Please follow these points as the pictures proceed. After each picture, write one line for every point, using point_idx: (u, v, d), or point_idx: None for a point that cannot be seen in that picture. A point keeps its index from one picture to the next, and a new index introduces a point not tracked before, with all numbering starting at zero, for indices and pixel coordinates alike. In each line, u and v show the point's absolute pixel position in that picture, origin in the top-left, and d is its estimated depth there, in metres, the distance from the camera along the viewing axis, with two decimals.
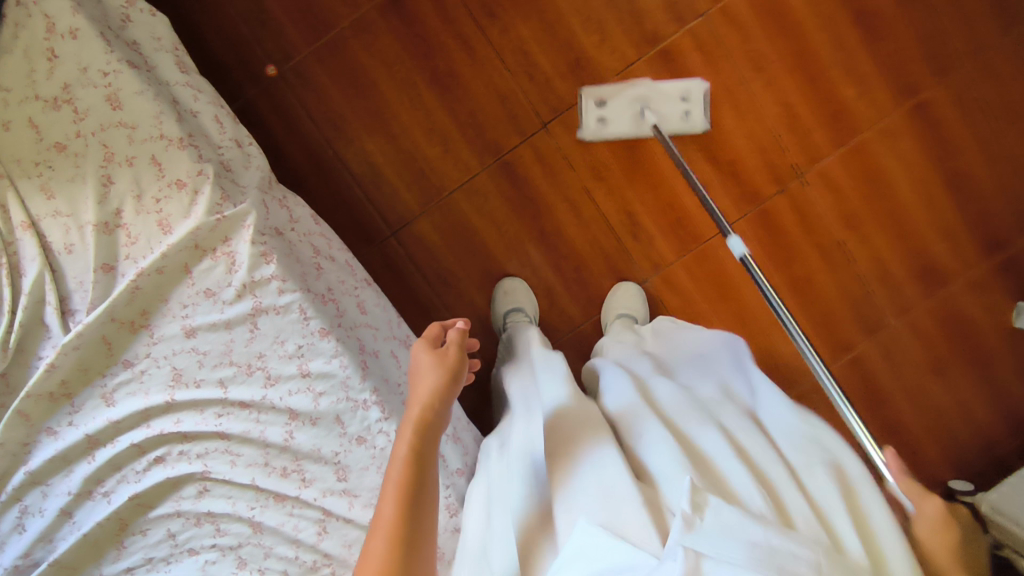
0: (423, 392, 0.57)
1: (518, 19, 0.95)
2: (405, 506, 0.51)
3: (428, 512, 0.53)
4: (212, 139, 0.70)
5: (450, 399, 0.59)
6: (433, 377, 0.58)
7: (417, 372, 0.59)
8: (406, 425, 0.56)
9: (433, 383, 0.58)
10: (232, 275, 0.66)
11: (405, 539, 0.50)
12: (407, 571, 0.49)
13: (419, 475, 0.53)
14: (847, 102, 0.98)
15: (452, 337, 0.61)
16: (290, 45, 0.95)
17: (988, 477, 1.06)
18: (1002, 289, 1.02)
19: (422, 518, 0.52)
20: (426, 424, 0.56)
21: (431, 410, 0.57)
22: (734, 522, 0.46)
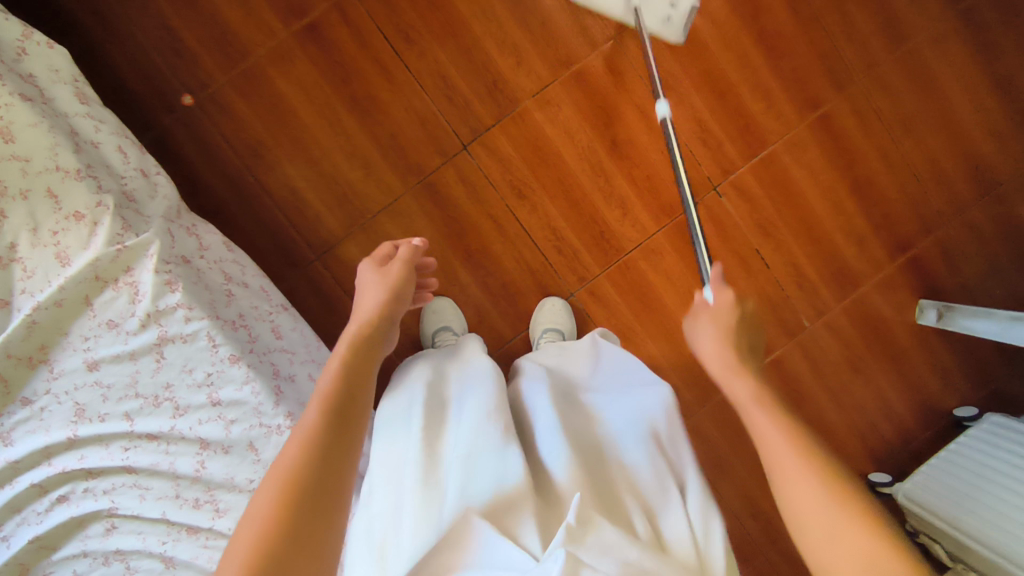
0: (367, 307, 0.59)
1: (434, 45, 0.97)
2: (329, 412, 0.49)
3: (356, 421, 0.50)
4: (115, 169, 0.71)
5: (393, 318, 0.59)
6: (378, 294, 0.60)
7: (366, 288, 0.61)
8: (343, 338, 0.55)
9: (377, 296, 0.59)
10: (135, 305, 0.66)
11: (325, 441, 0.48)
12: (326, 455, 0.47)
13: (353, 384, 0.52)
14: (754, 117, 1.03)
15: (402, 253, 0.64)
16: (207, 74, 0.95)
17: (908, 468, 1.11)
18: (909, 289, 1.08)
19: (350, 426, 0.50)
20: (363, 339, 0.56)
21: (372, 325, 0.57)
22: (612, 542, 0.51)
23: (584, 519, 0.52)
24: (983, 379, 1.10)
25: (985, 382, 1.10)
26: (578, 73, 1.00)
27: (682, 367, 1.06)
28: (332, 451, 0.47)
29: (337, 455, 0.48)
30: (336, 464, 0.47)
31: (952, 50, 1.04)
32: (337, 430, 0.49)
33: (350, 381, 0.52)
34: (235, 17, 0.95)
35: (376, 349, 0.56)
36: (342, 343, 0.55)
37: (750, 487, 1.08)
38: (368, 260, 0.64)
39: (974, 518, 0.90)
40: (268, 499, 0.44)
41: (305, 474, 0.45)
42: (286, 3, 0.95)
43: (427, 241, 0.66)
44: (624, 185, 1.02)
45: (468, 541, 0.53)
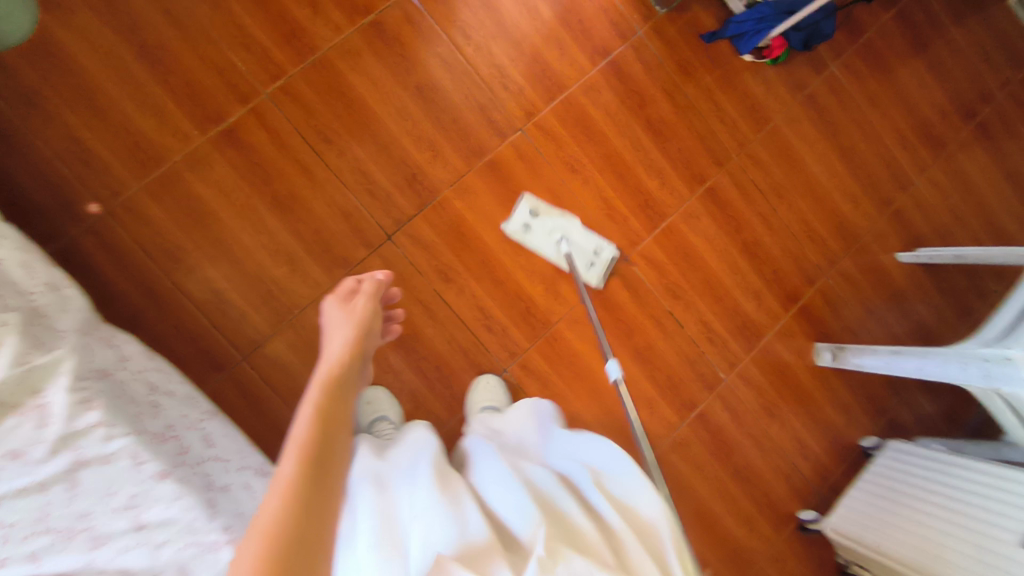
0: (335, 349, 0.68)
1: (353, 143, 1.02)
2: (317, 434, 0.55)
3: (339, 444, 0.56)
4: (20, 286, 0.67)
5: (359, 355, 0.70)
6: (345, 336, 0.70)
7: (333, 332, 0.72)
8: (320, 375, 0.63)
9: (344, 337, 0.70)
10: (44, 429, 0.59)
11: (315, 460, 0.52)
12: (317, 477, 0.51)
13: (326, 414, 0.58)
14: (652, 192, 1.14)
15: (367, 287, 0.77)
16: (118, 181, 0.93)
17: (830, 502, 1.19)
18: (806, 335, 1.20)
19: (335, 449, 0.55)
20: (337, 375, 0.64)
21: (343, 364, 0.66)
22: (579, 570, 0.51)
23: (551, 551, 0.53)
24: (878, 410, 1.22)
25: (880, 412, 1.22)
26: (491, 163, 1.07)
27: (617, 431, 1.09)
28: (323, 468, 0.52)
29: (322, 483, 0.51)
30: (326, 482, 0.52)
31: (806, 128, 1.22)
32: (324, 449, 0.54)
33: (332, 408, 0.58)
34: (148, 126, 0.95)
35: (348, 384, 0.64)
36: (317, 380, 0.62)
37: (695, 541, 1.11)
38: (330, 303, 0.76)
39: (898, 543, 0.98)
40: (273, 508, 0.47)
41: (302, 488, 0.49)
42: (201, 111, 0.97)
43: (385, 278, 0.80)
44: (544, 261, 1.09)
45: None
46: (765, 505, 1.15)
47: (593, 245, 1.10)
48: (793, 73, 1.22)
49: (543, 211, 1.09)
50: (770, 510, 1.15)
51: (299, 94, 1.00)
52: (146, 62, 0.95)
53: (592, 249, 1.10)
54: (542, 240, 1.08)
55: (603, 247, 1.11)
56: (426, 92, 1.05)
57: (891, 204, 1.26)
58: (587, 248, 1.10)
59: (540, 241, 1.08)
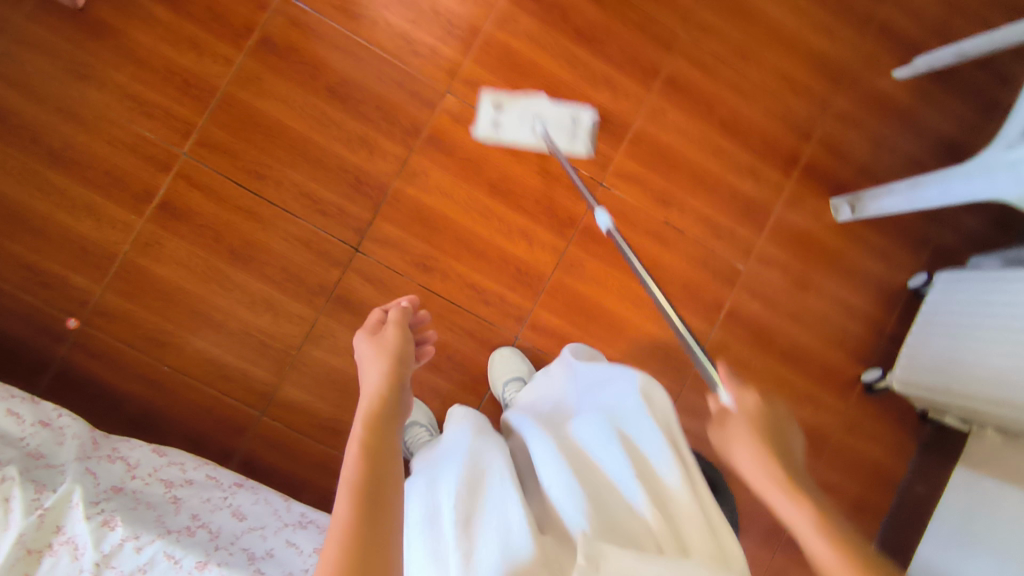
0: (373, 379, 0.57)
1: (286, 169, 0.97)
2: (365, 496, 0.47)
3: (394, 497, 0.48)
4: (10, 435, 0.67)
5: (402, 383, 0.58)
6: (382, 365, 0.58)
7: (365, 365, 0.60)
8: (358, 416, 0.52)
9: (383, 366, 0.58)
10: (79, 561, 0.62)
11: (366, 532, 0.45)
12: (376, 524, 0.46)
13: (376, 451, 0.50)
14: (606, 105, 1.05)
15: (393, 315, 0.64)
16: (82, 290, 0.93)
17: (892, 354, 1.12)
18: (816, 194, 1.11)
19: (388, 508, 0.47)
20: (380, 412, 0.53)
21: (383, 397, 0.55)
22: None
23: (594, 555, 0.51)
24: (918, 243, 1.13)
25: (921, 246, 1.13)
26: (429, 137, 1.01)
27: (649, 357, 1.06)
28: (376, 535, 0.45)
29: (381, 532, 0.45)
30: (381, 555, 0.44)
31: None
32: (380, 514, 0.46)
33: (379, 452, 0.50)
34: (86, 227, 0.93)
35: (394, 421, 0.54)
36: (358, 422, 0.52)
37: None
38: (359, 330, 0.64)
39: (963, 379, 0.92)
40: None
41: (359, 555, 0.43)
42: (129, 193, 0.94)
43: (415, 299, 0.69)
44: (517, 216, 1.03)
45: None
46: (824, 379, 1.10)
47: (567, 114, 1.04)
48: None
49: (505, 104, 1.03)
50: (830, 382, 1.10)
51: (215, 140, 0.96)
52: (59, 166, 0.92)
53: (568, 116, 1.04)
54: (517, 130, 1.03)
55: (579, 112, 1.04)
56: (338, 90, 0.99)
57: (871, 20, 1.12)
58: (563, 119, 1.04)
59: (514, 132, 1.03)
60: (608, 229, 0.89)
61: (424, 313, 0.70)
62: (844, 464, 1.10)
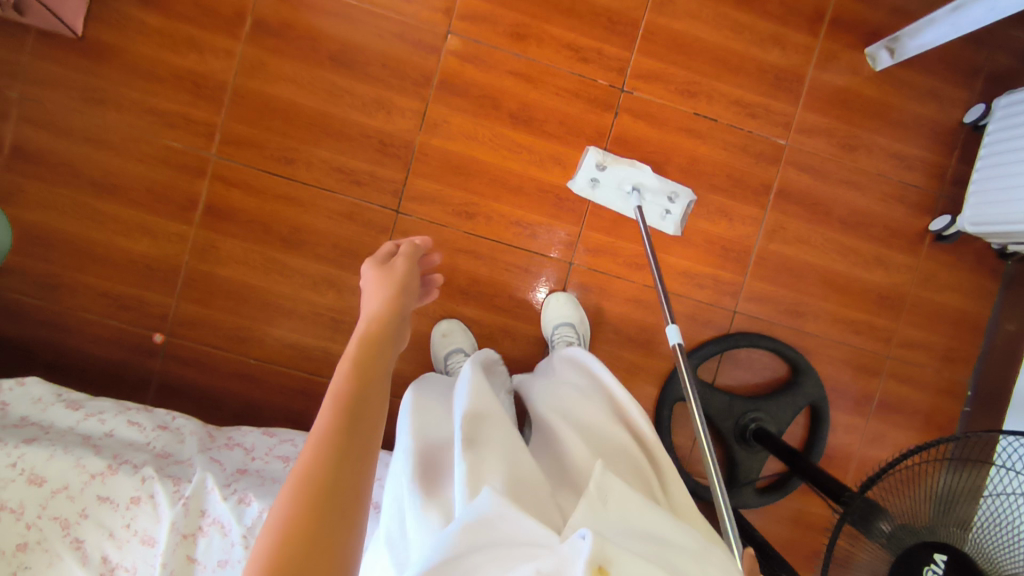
0: (376, 303, 0.59)
1: (312, 148, 0.99)
2: (346, 402, 0.47)
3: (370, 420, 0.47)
4: (139, 442, 0.74)
5: (401, 311, 0.59)
6: (384, 292, 0.61)
7: (371, 289, 0.63)
8: (356, 333, 0.54)
9: (387, 291, 0.61)
10: (229, 536, 0.68)
11: (343, 440, 0.44)
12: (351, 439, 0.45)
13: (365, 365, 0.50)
14: (610, 6, 1.01)
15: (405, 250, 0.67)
16: (158, 305, 0.99)
17: (959, 196, 1.07)
18: (849, 47, 1.04)
19: (370, 421, 0.47)
20: (376, 332, 0.55)
21: (379, 320, 0.56)
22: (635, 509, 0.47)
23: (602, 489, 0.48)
24: (969, 73, 1.06)
25: (973, 77, 1.06)
26: (441, 83, 1.00)
27: (705, 254, 1.05)
28: (352, 442, 0.45)
29: (360, 440, 0.45)
30: (356, 462, 0.44)
31: None
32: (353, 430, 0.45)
33: (366, 369, 0.50)
34: (145, 246, 0.98)
35: (390, 341, 0.55)
36: (354, 338, 0.54)
37: (835, 309, 1.06)
38: (368, 260, 0.67)
39: None
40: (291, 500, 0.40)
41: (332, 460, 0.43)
42: (175, 205, 0.98)
43: (427, 239, 0.71)
44: (546, 143, 1.02)
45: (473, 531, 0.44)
46: (890, 236, 1.06)
47: (667, 191, 1.02)
48: None
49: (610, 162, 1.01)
50: (897, 239, 1.06)
51: (239, 136, 0.98)
52: (105, 195, 0.96)
53: (666, 196, 1.02)
54: (612, 195, 1.02)
55: (678, 191, 1.02)
56: (342, 57, 0.98)
57: None
58: (660, 194, 1.02)
59: (607, 195, 1.02)
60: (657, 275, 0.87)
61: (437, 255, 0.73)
62: (926, 317, 1.07)
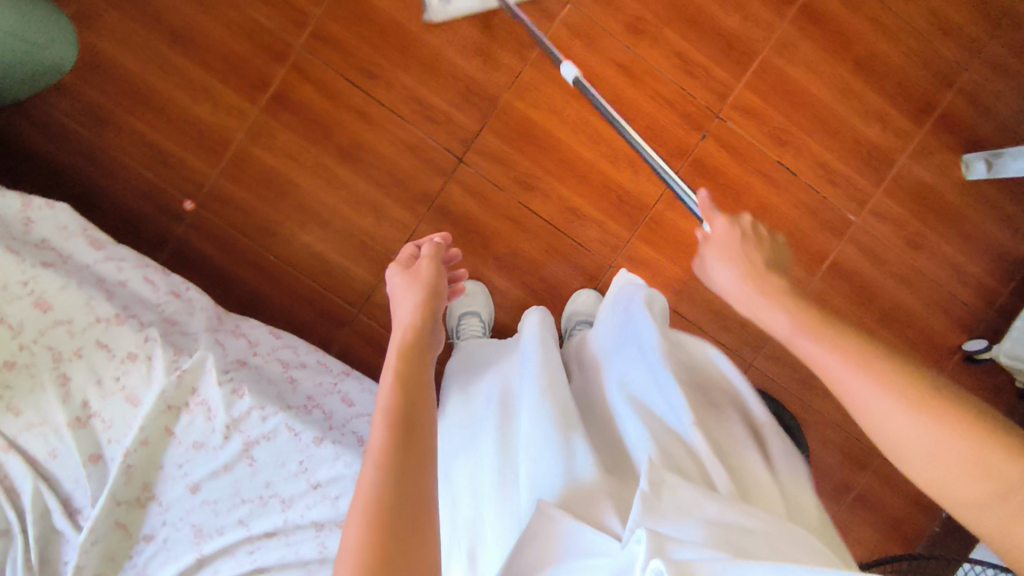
0: (406, 316, 0.61)
1: (399, 71, 0.96)
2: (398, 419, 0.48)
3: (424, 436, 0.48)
4: (150, 300, 0.72)
5: (433, 316, 0.63)
6: (415, 298, 0.64)
7: (400, 298, 0.65)
8: (393, 345, 0.56)
9: (414, 301, 0.63)
10: (212, 421, 0.68)
11: (402, 449, 0.46)
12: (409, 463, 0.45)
13: (411, 392, 0.51)
14: (733, 31, 0.99)
15: (425, 251, 0.70)
16: (198, 174, 0.97)
17: (999, 326, 1.07)
18: (945, 148, 1.03)
19: (423, 432, 0.48)
20: (411, 343, 0.57)
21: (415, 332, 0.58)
22: (691, 502, 0.47)
23: (655, 481, 0.47)
24: None
25: None
26: (544, 50, 0.98)
27: (741, 301, 1.04)
28: (408, 453, 0.46)
29: (416, 460, 0.46)
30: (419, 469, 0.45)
31: None
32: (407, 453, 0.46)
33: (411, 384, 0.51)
34: (205, 112, 0.95)
35: (425, 351, 0.57)
36: (392, 350, 0.55)
37: None
38: (394, 265, 0.70)
39: None
40: (366, 501, 0.43)
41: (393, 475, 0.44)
42: (247, 82, 0.95)
43: (445, 238, 0.72)
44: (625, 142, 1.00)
45: (549, 541, 0.48)
46: (921, 344, 1.06)
47: None
48: None
49: None
50: (927, 348, 1.06)
51: (331, 35, 0.95)
52: (182, 49, 0.94)
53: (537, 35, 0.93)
54: None
55: None
56: None
57: None
58: None
59: None
60: (573, 78, 0.87)
61: (458, 252, 0.76)
62: None
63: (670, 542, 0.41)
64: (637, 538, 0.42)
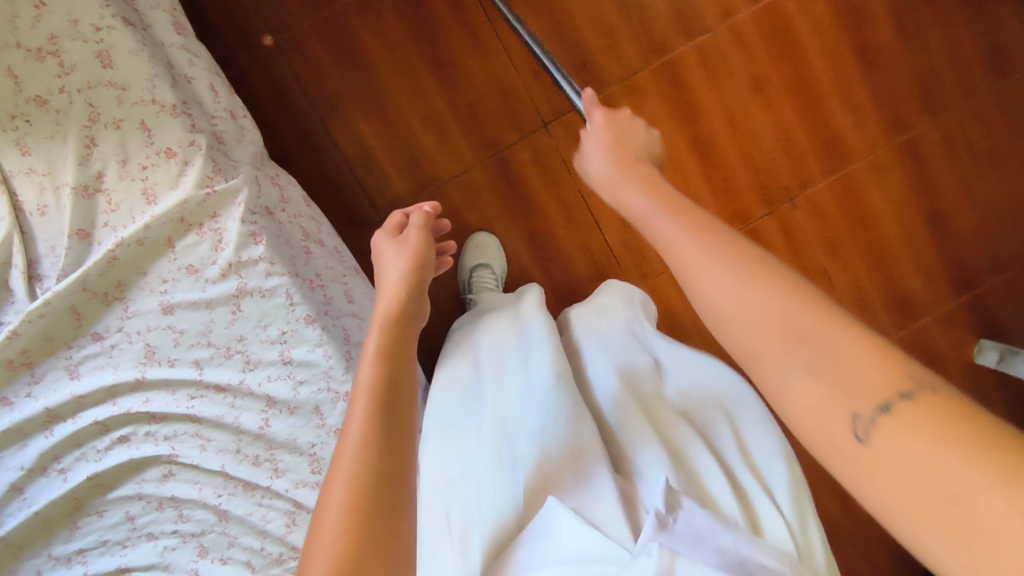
0: (392, 284, 0.54)
1: (528, 16, 0.94)
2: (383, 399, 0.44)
3: (406, 415, 0.45)
4: (206, 108, 0.68)
5: (421, 288, 0.55)
6: (402, 266, 0.56)
7: (385, 265, 0.57)
8: (377, 316, 0.50)
9: (400, 270, 0.55)
10: (217, 253, 0.64)
11: (383, 437, 0.42)
12: (391, 451, 0.42)
13: (397, 367, 0.47)
14: (841, 132, 1.00)
15: (415, 220, 0.61)
16: (291, 16, 0.92)
17: None
18: (969, 326, 1.06)
19: (403, 410, 0.45)
20: (397, 312, 0.51)
21: (405, 299, 0.53)
22: (707, 529, 0.46)
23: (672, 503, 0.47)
24: None
25: None
26: (669, 64, 0.97)
27: None
28: (387, 433, 0.43)
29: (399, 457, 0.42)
30: (399, 449, 0.42)
31: None
32: (391, 445, 0.42)
33: (397, 358, 0.47)
34: None
35: (412, 323, 0.52)
36: (376, 321, 0.50)
37: None
38: (380, 231, 0.61)
39: None
40: (345, 488, 0.39)
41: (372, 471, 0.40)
42: None
43: (437, 205, 0.64)
44: (698, 184, 1.00)
45: (558, 532, 0.49)
46: None
47: None
48: None
49: None
50: None
51: None
52: None
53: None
54: None
55: None
56: None
57: None
58: None
59: None
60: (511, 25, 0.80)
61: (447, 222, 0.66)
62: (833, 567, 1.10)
63: (680, 564, 0.44)
64: (651, 553, 0.44)
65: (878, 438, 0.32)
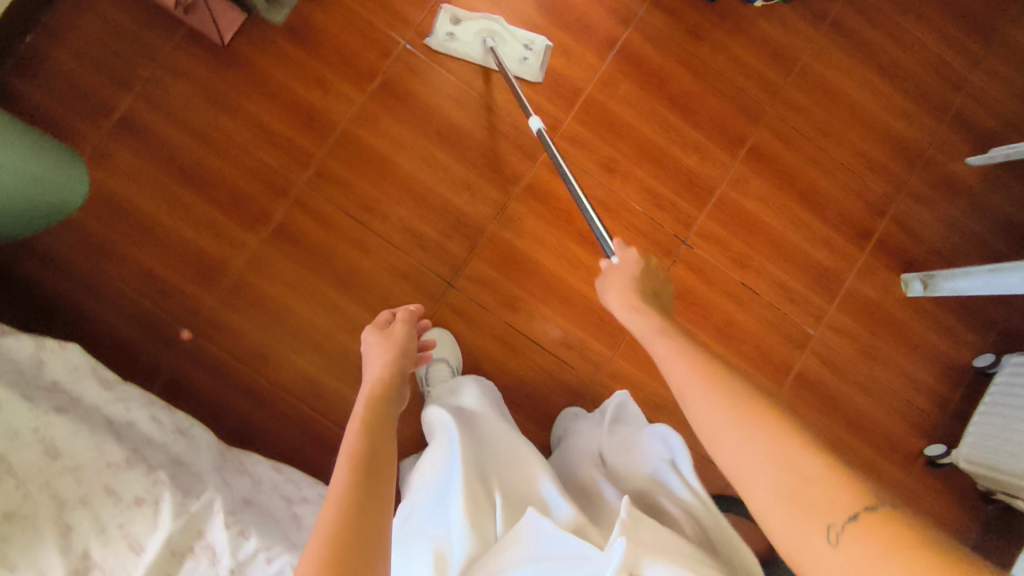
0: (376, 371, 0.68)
1: (395, 206, 1.04)
2: (361, 452, 0.54)
3: (383, 463, 0.54)
4: (156, 441, 0.75)
5: (401, 372, 0.70)
6: (385, 356, 0.71)
7: (373, 356, 0.72)
8: (363, 396, 0.63)
9: (384, 358, 0.70)
10: (216, 565, 0.67)
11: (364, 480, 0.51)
12: (371, 483, 0.51)
13: (377, 425, 0.58)
14: (693, 169, 1.12)
15: (398, 318, 0.77)
16: (197, 304, 1.00)
17: (955, 430, 1.14)
18: (885, 268, 1.15)
19: (384, 461, 0.54)
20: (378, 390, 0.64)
21: (385, 383, 0.66)
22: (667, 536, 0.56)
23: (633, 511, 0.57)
24: (985, 322, 1.16)
25: (985, 327, 1.16)
26: (529, 186, 1.08)
27: None
28: (372, 489, 0.50)
29: (375, 494, 0.50)
30: (379, 485, 0.51)
31: (836, 56, 1.16)
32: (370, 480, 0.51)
33: (376, 419, 0.59)
34: (206, 243, 1.00)
35: (392, 402, 0.64)
36: (361, 399, 0.63)
37: None
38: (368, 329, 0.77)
39: None
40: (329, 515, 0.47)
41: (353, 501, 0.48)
42: (249, 216, 1.01)
43: (419, 307, 0.80)
44: (603, 267, 1.08)
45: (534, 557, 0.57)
46: (885, 449, 1.13)
47: None
48: (808, 5, 1.16)
49: None
50: (892, 453, 1.13)
51: (334, 175, 1.03)
52: (191, 187, 1.00)
53: (523, 43, 1.07)
54: None
55: None
56: (449, 135, 1.06)
57: (948, 108, 1.18)
58: None
59: None
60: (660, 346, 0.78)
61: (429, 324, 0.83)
62: None
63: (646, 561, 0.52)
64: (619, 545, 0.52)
65: (847, 545, 0.45)
